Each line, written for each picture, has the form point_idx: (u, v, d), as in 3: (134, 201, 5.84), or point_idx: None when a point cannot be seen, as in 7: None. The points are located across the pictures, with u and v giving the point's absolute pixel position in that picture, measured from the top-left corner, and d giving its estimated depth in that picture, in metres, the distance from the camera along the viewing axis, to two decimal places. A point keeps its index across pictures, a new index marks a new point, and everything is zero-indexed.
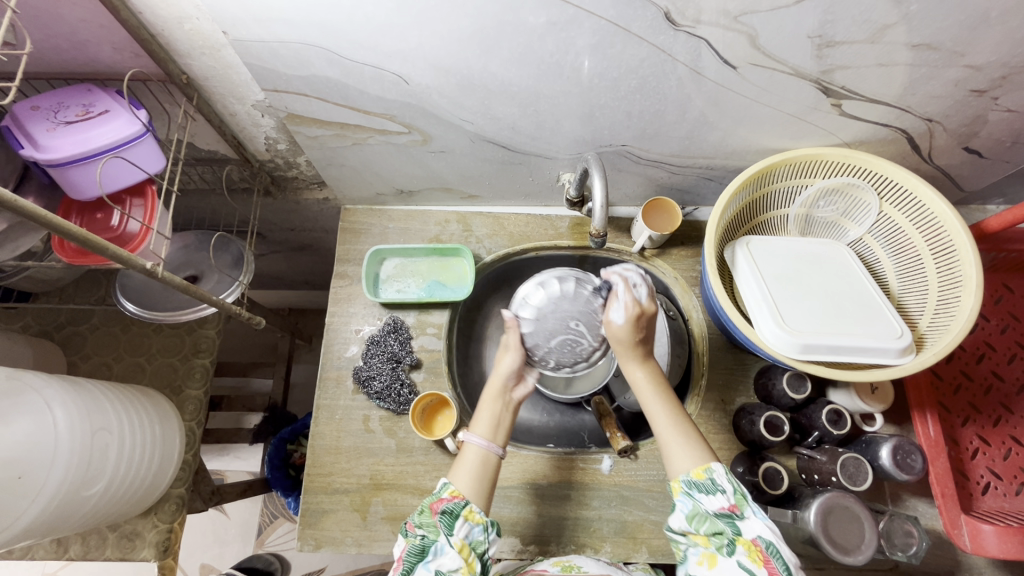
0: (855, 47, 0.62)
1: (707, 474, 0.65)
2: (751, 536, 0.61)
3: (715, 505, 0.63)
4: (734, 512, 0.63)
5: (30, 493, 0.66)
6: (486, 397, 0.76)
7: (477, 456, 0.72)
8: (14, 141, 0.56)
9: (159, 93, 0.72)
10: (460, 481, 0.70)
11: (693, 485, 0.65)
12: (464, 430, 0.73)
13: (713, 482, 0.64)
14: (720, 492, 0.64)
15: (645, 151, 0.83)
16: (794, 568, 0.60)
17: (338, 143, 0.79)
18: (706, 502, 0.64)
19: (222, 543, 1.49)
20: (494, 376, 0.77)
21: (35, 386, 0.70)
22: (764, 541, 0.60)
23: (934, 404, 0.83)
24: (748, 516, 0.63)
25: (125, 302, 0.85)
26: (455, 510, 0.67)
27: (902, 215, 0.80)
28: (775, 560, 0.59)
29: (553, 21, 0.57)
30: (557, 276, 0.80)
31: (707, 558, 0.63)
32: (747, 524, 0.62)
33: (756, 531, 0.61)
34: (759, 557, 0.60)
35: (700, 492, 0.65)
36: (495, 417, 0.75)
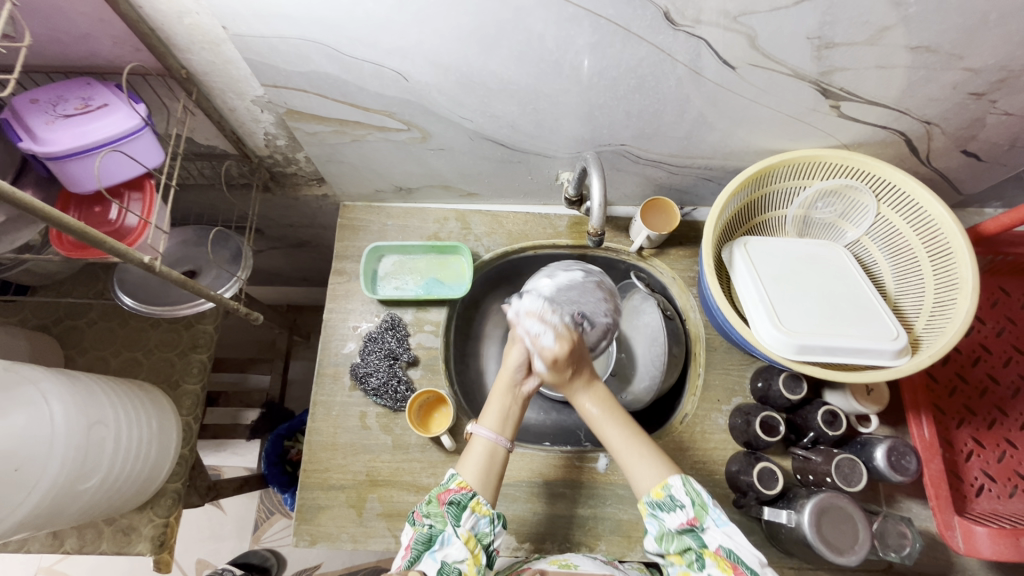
0: (854, 49, 0.62)
1: (665, 491, 0.67)
2: (714, 547, 0.62)
3: (677, 522, 0.65)
4: (694, 525, 0.64)
5: (27, 486, 0.66)
6: (495, 390, 0.79)
7: (485, 447, 0.74)
8: (13, 134, 0.56)
9: (159, 88, 0.71)
10: (467, 473, 0.71)
11: (655, 505, 0.67)
12: (472, 422, 0.76)
13: (672, 498, 0.66)
14: (680, 508, 0.65)
15: (644, 150, 0.83)
16: (761, 566, 0.61)
17: (337, 139, 0.79)
18: (669, 520, 0.65)
19: (218, 538, 1.49)
20: (503, 369, 0.79)
21: (32, 379, 0.70)
22: (725, 550, 0.62)
23: (929, 406, 0.84)
24: (709, 526, 0.64)
25: (123, 297, 0.85)
26: (463, 501, 0.67)
27: (899, 217, 0.80)
28: (741, 565, 0.60)
29: (553, 20, 0.57)
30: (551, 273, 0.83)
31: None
32: (710, 535, 0.63)
33: (717, 540, 0.62)
34: (726, 566, 0.61)
35: (663, 511, 0.66)
36: (504, 410, 0.77)
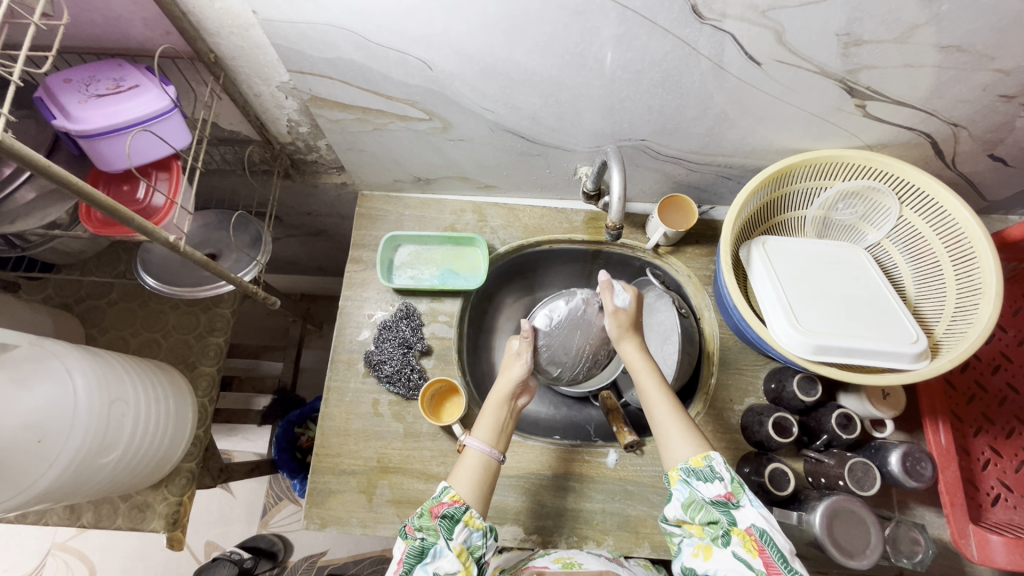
0: (881, 47, 0.61)
1: (706, 462, 0.66)
2: (745, 525, 0.63)
3: (713, 493, 0.65)
4: (729, 500, 0.64)
5: (49, 457, 0.67)
6: (490, 402, 0.78)
7: (479, 460, 0.73)
8: (47, 112, 0.57)
9: (187, 71, 0.73)
10: (460, 486, 0.70)
11: (690, 473, 0.66)
12: (465, 433, 0.74)
13: (712, 469, 0.66)
14: (719, 480, 0.65)
15: (664, 147, 0.82)
16: (789, 555, 0.61)
17: (359, 127, 0.80)
18: (704, 489, 0.65)
19: (227, 521, 1.51)
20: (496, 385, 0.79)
21: (57, 353, 0.72)
22: (757, 530, 0.62)
23: (947, 412, 0.83)
24: (744, 505, 0.64)
25: (145, 276, 0.87)
26: (456, 514, 0.67)
27: (922, 220, 0.79)
28: (770, 548, 0.60)
29: (581, 10, 0.57)
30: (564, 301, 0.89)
31: (703, 549, 0.65)
32: (742, 513, 0.64)
33: (750, 519, 0.63)
34: (753, 546, 0.61)
35: (698, 479, 0.66)
36: (499, 423, 0.76)
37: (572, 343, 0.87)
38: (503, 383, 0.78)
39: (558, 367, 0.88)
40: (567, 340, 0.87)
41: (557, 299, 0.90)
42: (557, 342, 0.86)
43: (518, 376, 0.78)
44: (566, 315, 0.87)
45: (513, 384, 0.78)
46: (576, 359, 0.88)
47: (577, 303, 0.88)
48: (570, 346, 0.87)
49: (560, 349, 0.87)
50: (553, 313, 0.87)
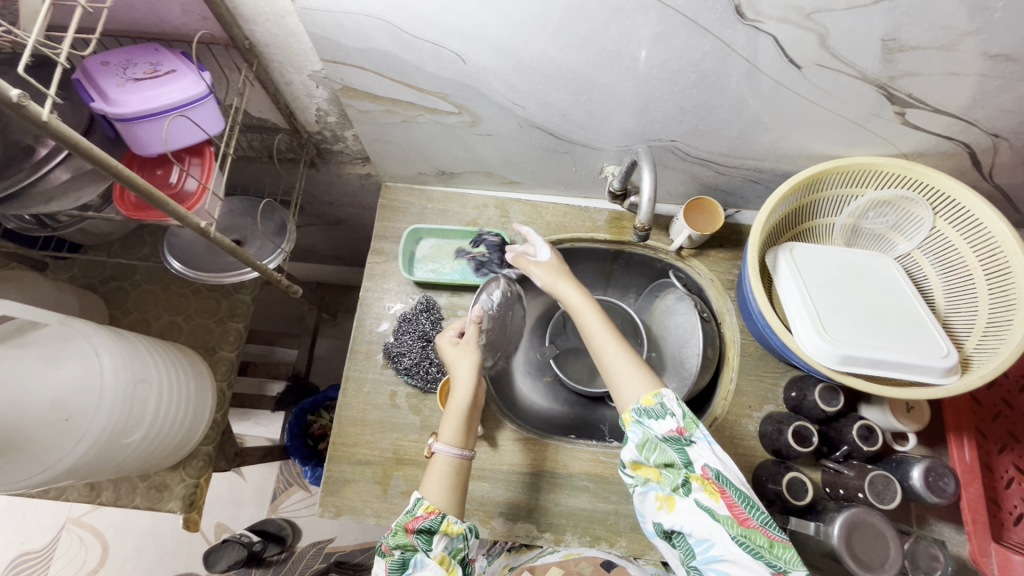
0: (926, 54, 0.60)
1: (658, 399, 0.66)
2: (701, 467, 0.61)
3: (667, 430, 0.64)
4: (683, 436, 0.63)
5: (75, 435, 0.68)
6: (455, 404, 0.75)
7: (449, 464, 0.72)
8: (85, 94, 0.58)
9: (221, 58, 0.73)
10: (431, 494, 0.69)
11: (643, 412, 0.65)
12: (434, 440, 0.73)
13: (662, 406, 0.65)
14: (670, 416, 0.64)
15: (695, 148, 0.81)
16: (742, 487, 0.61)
17: (388, 119, 0.80)
18: (656, 427, 0.64)
19: (237, 504, 1.53)
20: (456, 390, 0.76)
21: (84, 333, 0.73)
22: (712, 471, 0.61)
23: (972, 428, 0.81)
24: (696, 440, 0.63)
25: (172, 261, 0.88)
26: (433, 527, 0.66)
27: (956, 232, 0.77)
28: (727, 485, 0.60)
29: (621, 8, 0.56)
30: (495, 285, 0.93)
31: (666, 500, 0.62)
32: (696, 450, 0.62)
33: (704, 459, 0.62)
34: (714, 489, 0.60)
35: (650, 418, 0.65)
36: (464, 425, 0.74)
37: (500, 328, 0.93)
38: (464, 375, 0.77)
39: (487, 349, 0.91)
40: (501, 323, 0.93)
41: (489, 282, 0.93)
42: (495, 324, 0.91)
43: (472, 373, 0.77)
44: (502, 299, 0.92)
45: (473, 384, 0.76)
46: (501, 338, 0.94)
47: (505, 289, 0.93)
48: (501, 329, 0.93)
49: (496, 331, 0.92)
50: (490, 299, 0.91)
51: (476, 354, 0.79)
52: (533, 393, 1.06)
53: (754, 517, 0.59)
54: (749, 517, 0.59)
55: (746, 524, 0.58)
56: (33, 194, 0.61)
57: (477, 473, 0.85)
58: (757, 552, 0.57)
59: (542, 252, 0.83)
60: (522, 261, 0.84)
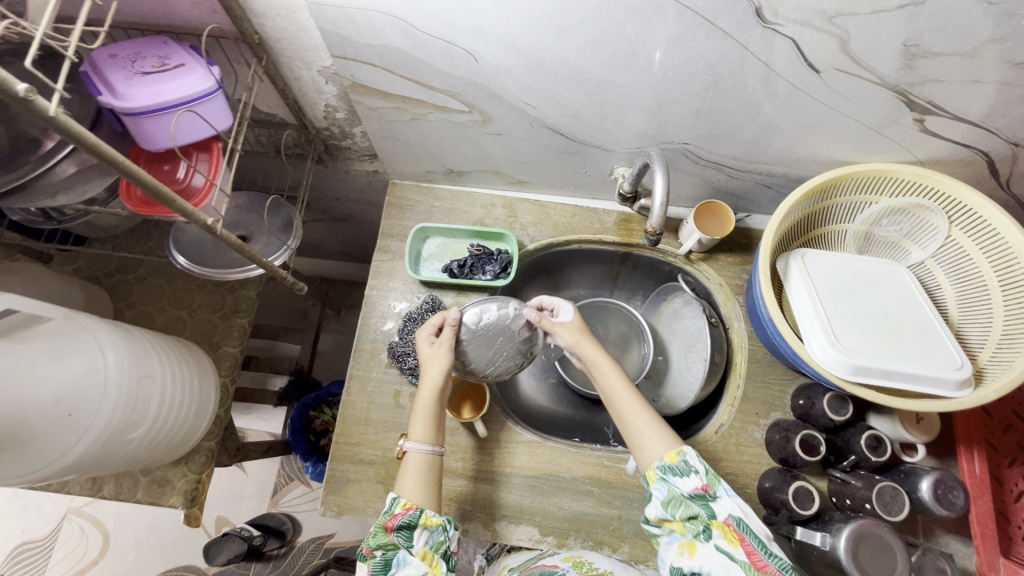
0: (949, 61, 0.59)
1: (681, 456, 0.66)
2: (724, 517, 0.61)
3: (689, 486, 0.63)
4: (706, 492, 0.63)
5: (78, 431, 0.68)
6: (420, 400, 0.73)
7: (422, 462, 0.70)
8: (93, 87, 0.57)
9: (230, 52, 0.72)
10: (409, 492, 0.68)
11: (667, 470, 0.65)
12: (404, 438, 0.71)
13: (686, 463, 0.65)
14: (695, 473, 0.64)
15: (707, 152, 0.80)
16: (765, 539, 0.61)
17: (397, 116, 0.79)
18: (681, 484, 0.64)
19: (238, 498, 1.53)
20: (423, 385, 0.74)
21: (88, 327, 0.72)
22: (734, 519, 0.61)
23: (982, 442, 0.81)
24: (720, 496, 0.63)
25: (177, 256, 0.87)
26: (412, 522, 0.65)
27: (972, 242, 0.76)
28: (748, 535, 0.59)
29: (638, 8, 0.55)
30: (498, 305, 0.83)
31: (687, 546, 0.62)
32: (720, 504, 0.62)
33: (727, 510, 0.62)
34: (733, 537, 0.60)
35: (675, 475, 0.65)
36: (434, 422, 0.73)
37: (494, 348, 0.82)
38: (433, 376, 0.74)
39: (473, 360, 0.81)
40: (491, 341, 0.81)
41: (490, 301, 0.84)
42: (478, 342, 0.81)
43: (440, 374, 0.75)
44: (495, 319, 0.82)
45: (440, 382, 0.74)
46: (493, 357, 0.82)
47: (510, 311, 0.83)
48: (489, 347, 0.81)
49: (483, 347, 0.81)
50: (482, 314, 0.81)
51: (446, 358, 0.76)
52: (537, 394, 1.05)
53: (773, 564, 0.57)
54: (767, 564, 0.57)
55: (764, 570, 0.57)
56: (37, 188, 0.60)
57: (480, 475, 0.84)
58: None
59: (564, 311, 0.80)
60: (545, 322, 0.80)
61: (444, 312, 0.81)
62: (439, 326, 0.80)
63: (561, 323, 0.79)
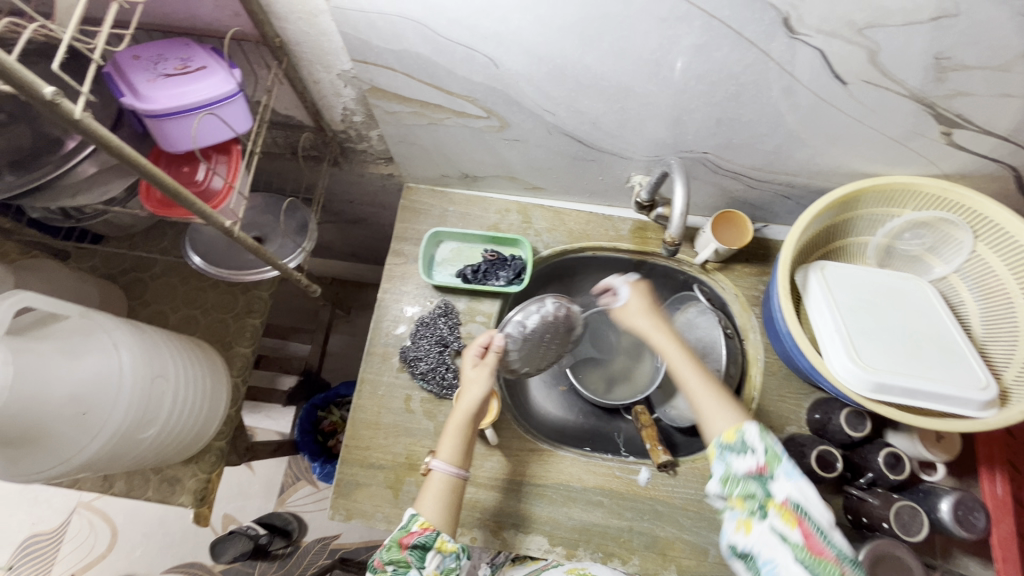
0: (979, 74, 0.57)
1: (739, 435, 0.63)
2: (781, 498, 0.59)
3: (743, 465, 0.62)
4: (763, 472, 0.61)
5: (92, 430, 0.68)
6: (453, 421, 0.74)
7: (444, 483, 0.70)
8: (116, 88, 0.57)
9: (251, 55, 0.72)
10: (427, 510, 0.68)
11: (725, 448, 0.64)
12: (431, 456, 0.71)
13: (744, 442, 0.63)
14: (751, 453, 0.62)
15: (727, 161, 0.79)
16: (827, 526, 0.57)
17: (415, 120, 0.78)
18: (737, 464, 0.62)
19: (245, 496, 1.53)
20: (459, 404, 0.75)
21: (105, 326, 0.72)
22: (792, 502, 0.58)
23: (1005, 462, 0.79)
24: (779, 477, 0.60)
25: (193, 256, 0.87)
26: (427, 543, 0.66)
27: (998, 258, 0.74)
28: (806, 519, 0.57)
29: (663, 17, 0.55)
30: (536, 306, 0.86)
31: (742, 524, 0.61)
32: (778, 485, 0.60)
33: (786, 492, 0.59)
34: (790, 519, 0.58)
35: (732, 454, 0.63)
36: (464, 444, 0.73)
37: (541, 345, 0.88)
38: (472, 399, 0.75)
39: (525, 363, 0.88)
40: (540, 343, 0.87)
41: (527, 303, 0.86)
42: (527, 346, 0.85)
43: (481, 396, 0.75)
44: (537, 321, 0.86)
45: (479, 404, 0.75)
46: (541, 354, 0.89)
47: (548, 308, 0.87)
48: (539, 347, 0.88)
49: (533, 350, 0.87)
50: (525, 320, 0.84)
51: (488, 379, 0.77)
52: (548, 401, 1.04)
53: (831, 550, 0.55)
54: (824, 550, 0.55)
55: (820, 553, 0.55)
56: (58, 188, 0.61)
57: (490, 482, 0.84)
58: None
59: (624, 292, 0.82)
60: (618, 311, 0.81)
61: (491, 332, 0.80)
62: (486, 345, 0.79)
63: (636, 286, 0.81)
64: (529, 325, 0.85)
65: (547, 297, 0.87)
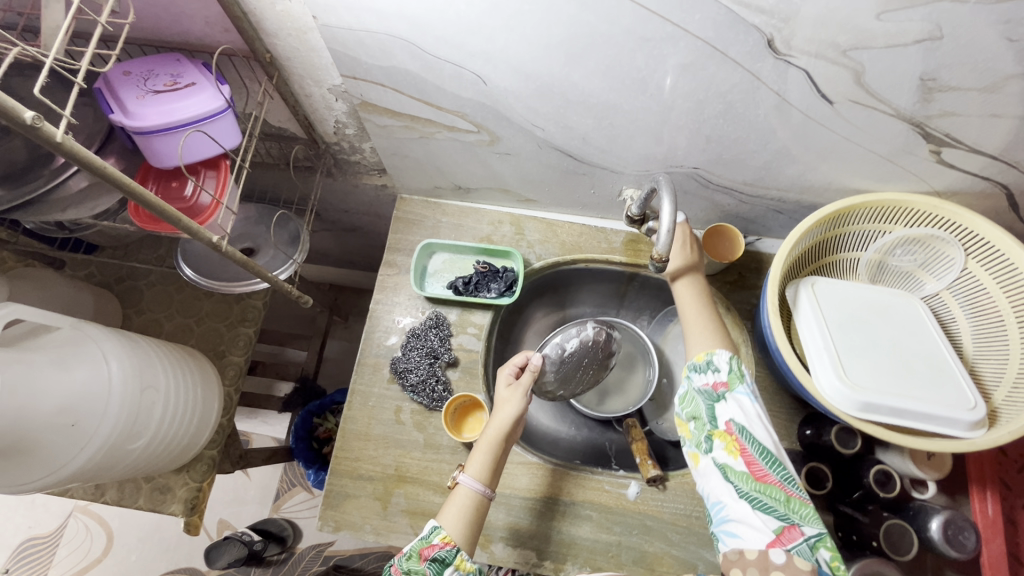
0: (967, 95, 0.57)
1: (706, 356, 0.68)
2: (726, 422, 0.63)
3: (704, 383, 0.67)
4: (717, 390, 0.65)
5: (80, 442, 0.68)
6: (486, 438, 0.75)
7: (468, 499, 0.70)
8: (106, 105, 0.58)
9: (242, 69, 0.73)
10: (449, 525, 0.67)
11: (694, 368, 0.69)
12: (459, 471, 0.72)
13: (709, 362, 0.67)
14: (713, 372, 0.67)
15: (717, 176, 0.79)
16: (771, 448, 0.60)
17: (406, 134, 0.79)
18: (698, 381, 0.68)
19: (240, 502, 1.54)
20: (491, 423, 0.76)
21: (95, 338, 0.73)
22: (736, 426, 0.62)
23: (996, 482, 0.78)
24: (729, 398, 0.64)
25: (184, 267, 0.88)
26: (447, 558, 0.64)
27: (989, 275, 0.74)
28: (747, 442, 0.60)
29: (647, 37, 0.55)
30: (577, 330, 0.93)
31: (695, 456, 0.65)
32: (724, 407, 0.64)
33: (730, 414, 0.63)
34: (734, 446, 0.61)
35: (697, 373, 0.69)
36: (492, 461, 0.73)
37: (579, 368, 0.94)
38: (504, 417, 0.76)
39: (561, 387, 0.94)
40: (576, 365, 0.93)
41: (569, 327, 0.94)
42: (565, 369, 0.92)
43: (512, 416, 0.76)
44: (577, 344, 0.92)
45: (511, 424, 0.75)
46: (578, 378, 0.95)
47: (588, 333, 0.93)
48: (576, 370, 0.94)
49: (569, 372, 0.93)
50: (565, 343, 0.92)
51: (521, 399, 0.77)
52: (540, 412, 1.03)
53: (773, 474, 0.59)
54: (766, 473, 0.59)
55: (763, 480, 0.59)
56: (49, 202, 0.62)
57: None
58: (767, 507, 0.57)
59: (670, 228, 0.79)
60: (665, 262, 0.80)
61: (527, 352, 0.83)
62: (520, 366, 0.82)
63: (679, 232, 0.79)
64: (571, 348, 0.92)
65: (589, 323, 0.94)
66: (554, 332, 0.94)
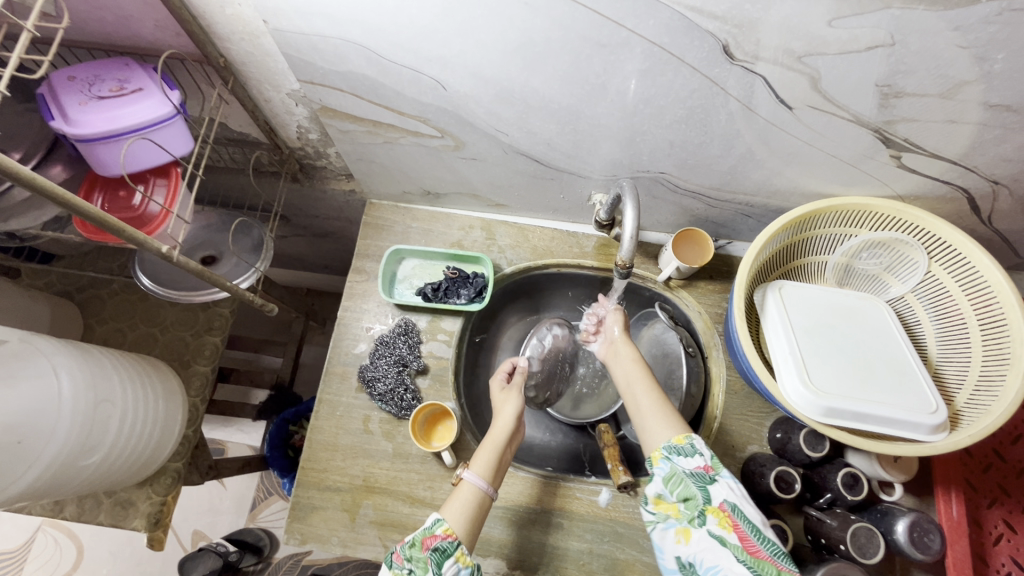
0: (924, 101, 0.57)
1: (687, 439, 0.66)
2: (718, 501, 0.60)
3: (692, 466, 0.63)
4: (708, 473, 0.62)
5: (27, 459, 0.66)
6: (492, 438, 0.75)
7: (474, 494, 0.68)
8: (47, 112, 0.56)
9: (196, 73, 0.71)
10: (453, 518, 0.65)
11: (673, 450, 0.65)
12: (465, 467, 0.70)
13: (693, 446, 0.65)
14: (699, 455, 0.64)
15: (684, 181, 0.79)
16: (761, 525, 0.58)
17: (370, 139, 0.78)
18: (684, 464, 0.63)
19: (215, 512, 1.51)
20: (496, 424, 0.77)
21: (45, 351, 0.71)
22: (729, 504, 0.59)
23: (960, 483, 0.79)
24: (720, 481, 0.61)
25: (141, 276, 0.86)
26: (448, 549, 0.62)
27: (951, 278, 0.74)
28: (742, 521, 0.58)
29: (604, 43, 0.54)
30: (548, 331, 0.99)
31: (683, 533, 0.60)
32: (717, 488, 0.61)
33: (722, 495, 0.60)
34: (728, 522, 0.58)
35: (680, 456, 0.64)
36: (495, 460, 0.72)
37: (558, 366, 1.00)
38: (507, 418, 0.77)
39: (546, 389, 1.00)
40: (556, 364, 0.99)
41: (540, 327, 1.01)
42: (547, 367, 0.99)
43: (514, 413, 0.77)
44: (552, 342, 0.99)
45: (513, 424, 0.77)
46: (559, 375, 1.00)
47: (558, 330, 1.00)
48: (558, 369, 1.00)
49: (551, 372, 0.99)
50: (540, 342, 0.99)
51: (519, 398, 0.80)
52: None
53: (765, 550, 0.56)
54: (760, 549, 0.56)
55: (756, 554, 0.56)
56: None
57: None
58: None
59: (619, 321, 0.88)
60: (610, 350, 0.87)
61: (513, 358, 0.88)
62: (510, 370, 0.86)
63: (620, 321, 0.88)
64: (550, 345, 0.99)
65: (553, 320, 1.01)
66: (528, 337, 1.01)
